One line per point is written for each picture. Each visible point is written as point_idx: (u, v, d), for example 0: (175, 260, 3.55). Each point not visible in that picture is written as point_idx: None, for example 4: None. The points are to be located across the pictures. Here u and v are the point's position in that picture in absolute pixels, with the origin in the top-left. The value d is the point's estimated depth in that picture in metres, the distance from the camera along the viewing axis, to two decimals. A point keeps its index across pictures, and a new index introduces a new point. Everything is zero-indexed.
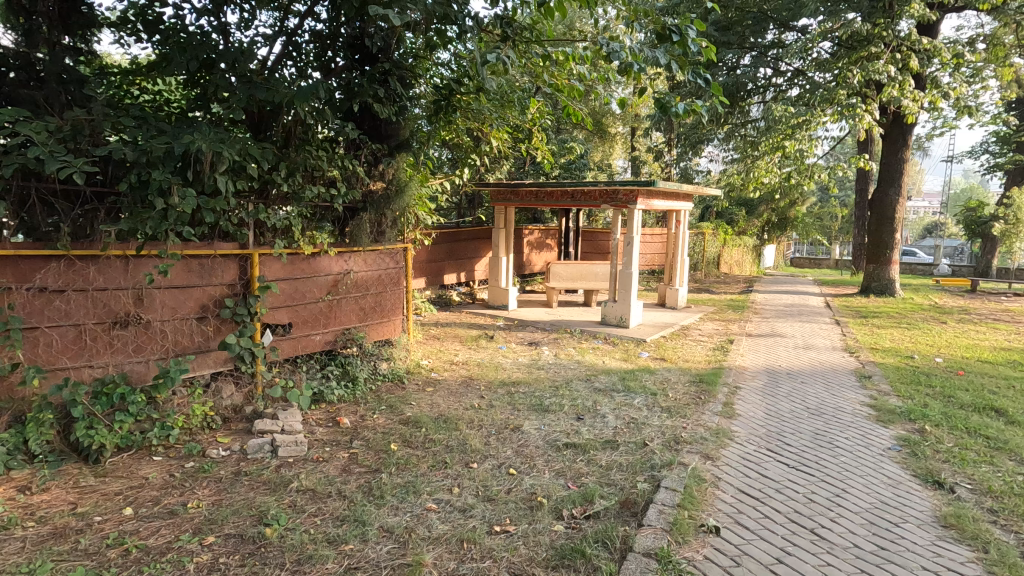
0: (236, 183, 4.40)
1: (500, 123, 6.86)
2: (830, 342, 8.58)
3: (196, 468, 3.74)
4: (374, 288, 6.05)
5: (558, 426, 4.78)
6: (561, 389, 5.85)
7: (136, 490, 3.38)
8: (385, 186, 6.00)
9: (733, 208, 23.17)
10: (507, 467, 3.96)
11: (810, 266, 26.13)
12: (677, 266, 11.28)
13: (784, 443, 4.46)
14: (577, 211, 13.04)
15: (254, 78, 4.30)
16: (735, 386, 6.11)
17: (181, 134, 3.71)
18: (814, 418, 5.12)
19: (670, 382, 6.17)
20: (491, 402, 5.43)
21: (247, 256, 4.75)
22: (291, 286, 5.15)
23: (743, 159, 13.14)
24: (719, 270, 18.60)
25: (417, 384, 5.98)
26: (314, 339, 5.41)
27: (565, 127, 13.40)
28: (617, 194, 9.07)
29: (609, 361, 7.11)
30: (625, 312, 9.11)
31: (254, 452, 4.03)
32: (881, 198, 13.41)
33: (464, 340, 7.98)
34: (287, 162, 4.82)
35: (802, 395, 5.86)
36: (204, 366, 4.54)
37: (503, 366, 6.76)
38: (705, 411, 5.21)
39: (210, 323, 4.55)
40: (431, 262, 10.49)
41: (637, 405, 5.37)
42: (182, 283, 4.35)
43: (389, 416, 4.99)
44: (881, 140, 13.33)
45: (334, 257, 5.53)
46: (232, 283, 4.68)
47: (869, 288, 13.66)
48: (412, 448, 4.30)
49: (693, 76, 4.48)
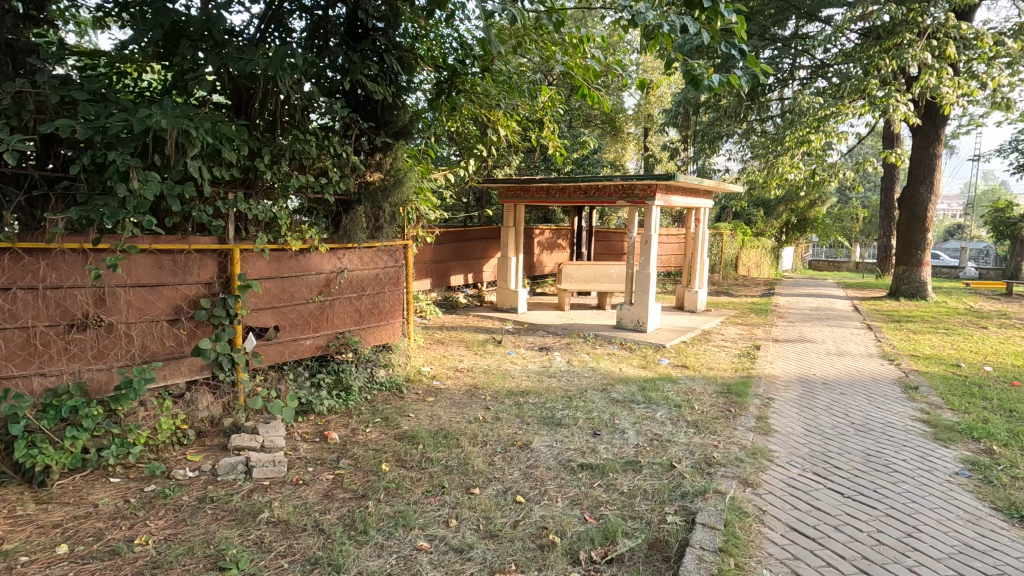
0: (211, 168, 3.93)
1: (508, 110, 6.36)
2: (865, 349, 7.93)
3: (156, 493, 3.27)
4: (371, 288, 5.56)
5: (573, 444, 4.23)
6: (575, 400, 5.30)
7: (79, 521, 2.91)
8: (382, 176, 5.52)
9: (750, 209, 22.46)
10: (513, 494, 3.43)
11: (830, 269, 25.32)
12: (696, 267, 10.67)
13: (832, 467, 3.89)
14: (590, 210, 12.47)
15: (229, 49, 3.79)
16: (768, 397, 5.52)
17: (142, 110, 3.26)
18: (862, 435, 4.52)
19: (695, 392, 5.60)
20: (497, 414, 4.90)
21: (227, 252, 4.30)
22: (277, 286, 4.68)
23: (764, 155, 12.51)
24: (737, 273, 17.94)
25: (417, 394, 5.47)
26: (304, 344, 4.93)
27: (577, 124, 12.88)
28: (634, 189, 8.48)
29: (626, 368, 6.55)
30: (643, 316, 8.53)
31: (226, 474, 3.54)
32: (911, 196, 12.73)
33: (471, 345, 7.46)
34: (273, 147, 4.32)
35: (843, 408, 5.26)
36: (176, 374, 4.08)
37: (512, 373, 6.23)
38: (736, 427, 4.64)
39: (183, 326, 4.11)
40: (437, 263, 10.01)
41: (659, 418, 4.82)
42: (151, 281, 3.90)
43: (383, 430, 4.48)
44: (912, 134, 12.61)
45: (326, 254, 5.06)
46: (210, 281, 4.23)
47: (898, 291, 12.95)
48: (407, 469, 3.77)
49: (727, 47, 3.99)
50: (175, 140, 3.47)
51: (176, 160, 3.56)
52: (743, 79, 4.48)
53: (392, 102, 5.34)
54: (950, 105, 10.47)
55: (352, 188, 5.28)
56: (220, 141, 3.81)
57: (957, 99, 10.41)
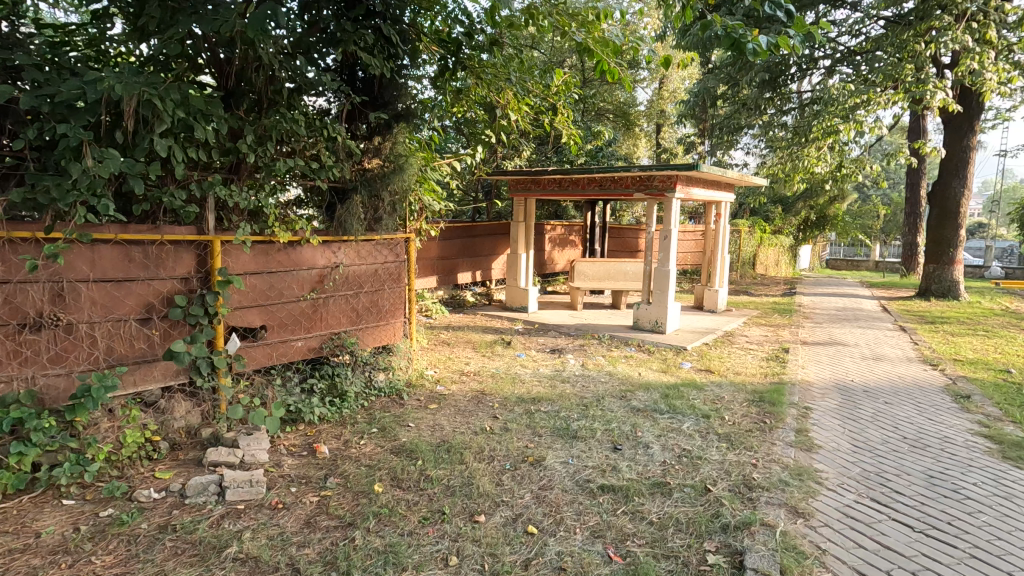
0: (184, 148, 3.49)
1: (520, 91, 5.86)
2: (903, 352, 7.35)
3: (111, 519, 2.84)
4: (369, 285, 5.10)
5: (592, 461, 3.75)
6: (591, 409, 4.80)
7: (14, 558, 2.49)
8: (381, 162, 5.04)
9: (768, 206, 21.80)
10: (523, 522, 2.97)
11: (849, 268, 24.56)
12: (717, 264, 10.11)
13: (893, 492, 3.38)
14: (604, 205, 11.92)
15: (203, 10, 3.32)
16: (805, 406, 4.99)
17: (95, 76, 2.83)
18: (919, 453, 3.99)
19: (723, 400, 5.09)
20: (505, 425, 4.43)
21: (207, 243, 3.88)
22: (264, 282, 4.25)
23: (788, 146, 11.92)
24: (755, 272, 17.33)
25: (418, 400, 5.01)
26: (293, 345, 4.49)
27: (592, 115, 12.34)
28: (653, 181, 7.96)
29: (646, 373, 6.05)
30: (661, 316, 7.99)
31: (195, 495, 3.09)
32: (942, 190, 12.09)
33: (478, 347, 7.01)
34: (257, 126, 3.87)
35: (892, 420, 4.72)
36: (148, 380, 3.66)
37: (521, 378, 5.75)
38: (774, 441, 4.13)
39: (156, 326, 3.68)
40: (443, 259, 9.56)
41: (686, 431, 4.32)
42: (118, 276, 3.48)
43: (379, 443, 4.02)
44: (945, 124, 11.94)
45: (319, 247, 4.62)
46: (187, 276, 3.81)
47: (928, 291, 12.30)
48: (403, 490, 3.31)
49: (771, 6, 3.47)
50: (137, 112, 3.04)
51: (139, 136, 3.13)
52: (796, 39, 3.93)
53: (391, 79, 4.91)
54: (990, 93, 9.83)
55: (347, 175, 4.83)
56: (192, 115, 3.38)
57: (998, 86, 9.75)
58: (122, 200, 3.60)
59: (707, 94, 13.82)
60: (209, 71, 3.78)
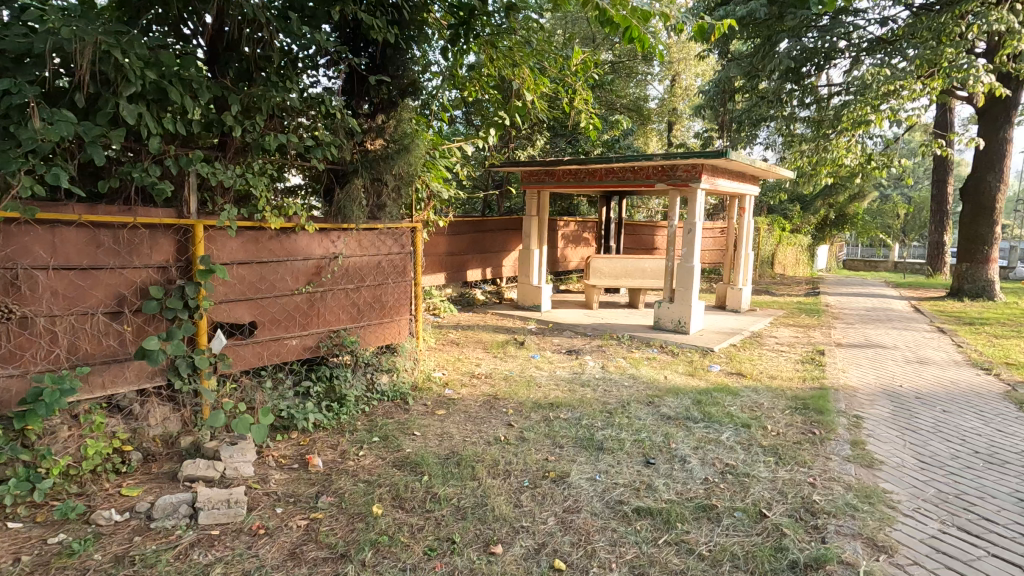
0: (159, 118, 3.07)
1: (536, 69, 5.39)
2: (948, 356, 6.80)
3: (59, 549, 2.40)
4: (371, 278, 4.64)
5: (623, 478, 3.26)
6: (617, 416, 4.31)
7: None
8: (385, 143, 4.59)
9: (786, 204, 21.18)
10: (549, 555, 2.51)
11: (868, 268, 23.90)
12: (740, 261, 9.57)
13: (983, 520, 2.88)
14: (620, 201, 11.41)
15: None
16: (854, 415, 4.47)
17: (43, 22, 2.42)
18: (999, 472, 3.48)
19: (762, 408, 4.57)
20: (522, 434, 3.95)
21: (187, 228, 3.44)
22: (253, 273, 3.81)
23: (814, 139, 11.38)
24: (773, 271, 16.75)
25: (425, 405, 4.54)
26: (286, 344, 4.05)
27: (608, 108, 11.83)
28: (676, 171, 7.46)
29: (672, 376, 5.54)
30: (685, 315, 7.48)
31: (163, 518, 2.65)
32: (976, 185, 11.46)
33: (490, 347, 6.54)
34: (244, 95, 3.43)
35: (957, 431, 4.20)
36: (119, 382, 3.22)
37: (537, 381, 5.28)
38: (829, 456, 3.61)
39: (128, 321, 3.25)
40: (453, 255, 9.12)
41: (726, 442, 3.83)
42: (83, 263, 3.05)
43: (380, 455, 3.55)
44: (979, 116, 11.33)
45: (316, 235, 4.17)
46: (165, 265, 3.38)
47: (960, 291, 11.66)
48: (405, 513, 2.84)
49: None
50: (95, 68, 2.62)
51: (101, 99, 2.71)
52: None
53: (396, 50, 4.49)
54: None
55: (346, 156, 4.35)
56: (166, 79, 2.96)
57: None
58: (91, 173, 3.17)
59: (726, 85, 13.27)
60: (196, 39, 3.44)
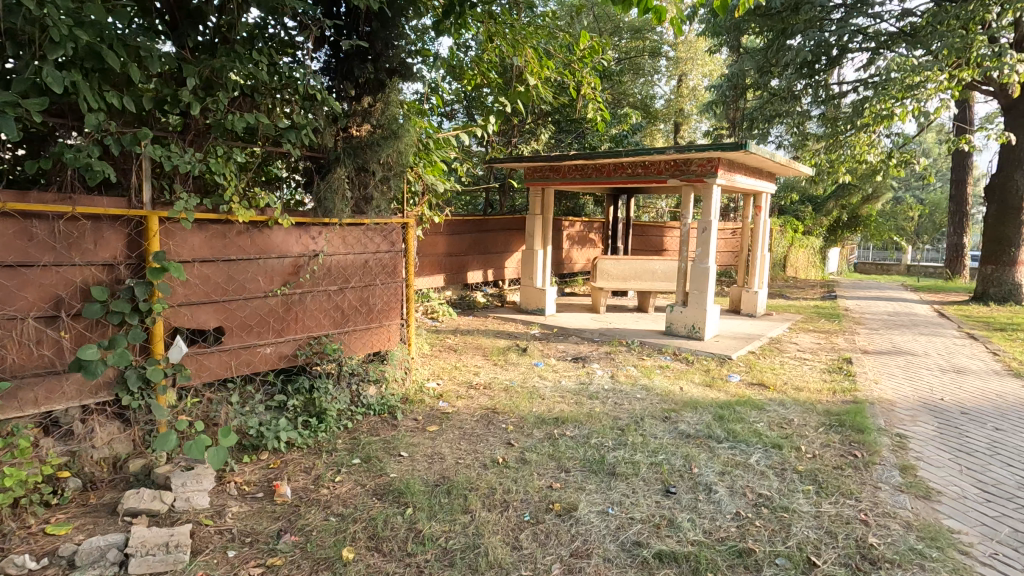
0: (99, 90, 2.62)
1: (539, 49, 4.91)
2: (986, 365, 6.28)
3: None
4: (357, 279, 4.18)
5: (640, 512, 2.78)
6: (629, 434, 3.83)
7: None
8: (371, 128, 4.14)
9: (797, 205, 20.61)
10: None
11: (880, 272, 23.32)
12: (756, 263, 9.07)
13: None
14: (628, 200, 10.93)
15: None
16: (897, 433, 3.97)
17: None
18: None
19: (793, 425, 4.08)
20: (522, 455, 3.47)
21: (140, 220, 2.99)
22: (220, 272, 3.36)
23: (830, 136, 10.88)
24: (785, 274, 16.23)
25: (415, 420, 4.08)
26: (259, 351, 3.60)
27: (615, 104, 11.34)
28: (690, 165, 6.97)
29: (688, 387, 5.06)
30: (699, 320, 6.99)
31: (86, 565, 2.20)
32: (1003, 183, 10.92)
33: (490, 354, 6.07)
34: (202, 66, 2.99)
35: (1018, 454, 3.70)
36: (56, 397, 2.77)
37: (541, 391, 4.81)
38: (877, 485, 3.12)
39: (67, 326, 2.79)
40: (452, 256, 8.66)
41: (757, 466, 3.33)
42: (9, 259, 2.60)
43: (359, 481, 3.09)
44: (1006, 111, 10.78)
45: (293, 231, 3.71)
46: (112, 261, 2.93)
47: (986, 295, 11.11)
48: (382, 558, 2.39)
49: None
50: None
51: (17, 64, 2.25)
52: None
53: (383, 23, 4.04)
54: None
55: (326, 141, 3.92)
56: (105, 42, 2.51)
57: None
58: (35, 145, 2.77)
59: (737, 81, 12.77)
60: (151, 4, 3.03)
